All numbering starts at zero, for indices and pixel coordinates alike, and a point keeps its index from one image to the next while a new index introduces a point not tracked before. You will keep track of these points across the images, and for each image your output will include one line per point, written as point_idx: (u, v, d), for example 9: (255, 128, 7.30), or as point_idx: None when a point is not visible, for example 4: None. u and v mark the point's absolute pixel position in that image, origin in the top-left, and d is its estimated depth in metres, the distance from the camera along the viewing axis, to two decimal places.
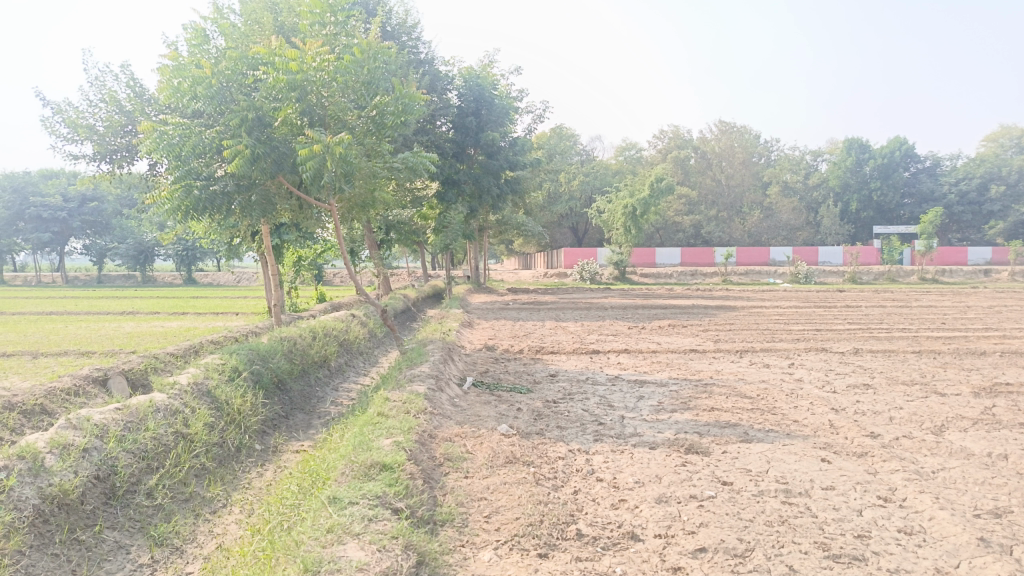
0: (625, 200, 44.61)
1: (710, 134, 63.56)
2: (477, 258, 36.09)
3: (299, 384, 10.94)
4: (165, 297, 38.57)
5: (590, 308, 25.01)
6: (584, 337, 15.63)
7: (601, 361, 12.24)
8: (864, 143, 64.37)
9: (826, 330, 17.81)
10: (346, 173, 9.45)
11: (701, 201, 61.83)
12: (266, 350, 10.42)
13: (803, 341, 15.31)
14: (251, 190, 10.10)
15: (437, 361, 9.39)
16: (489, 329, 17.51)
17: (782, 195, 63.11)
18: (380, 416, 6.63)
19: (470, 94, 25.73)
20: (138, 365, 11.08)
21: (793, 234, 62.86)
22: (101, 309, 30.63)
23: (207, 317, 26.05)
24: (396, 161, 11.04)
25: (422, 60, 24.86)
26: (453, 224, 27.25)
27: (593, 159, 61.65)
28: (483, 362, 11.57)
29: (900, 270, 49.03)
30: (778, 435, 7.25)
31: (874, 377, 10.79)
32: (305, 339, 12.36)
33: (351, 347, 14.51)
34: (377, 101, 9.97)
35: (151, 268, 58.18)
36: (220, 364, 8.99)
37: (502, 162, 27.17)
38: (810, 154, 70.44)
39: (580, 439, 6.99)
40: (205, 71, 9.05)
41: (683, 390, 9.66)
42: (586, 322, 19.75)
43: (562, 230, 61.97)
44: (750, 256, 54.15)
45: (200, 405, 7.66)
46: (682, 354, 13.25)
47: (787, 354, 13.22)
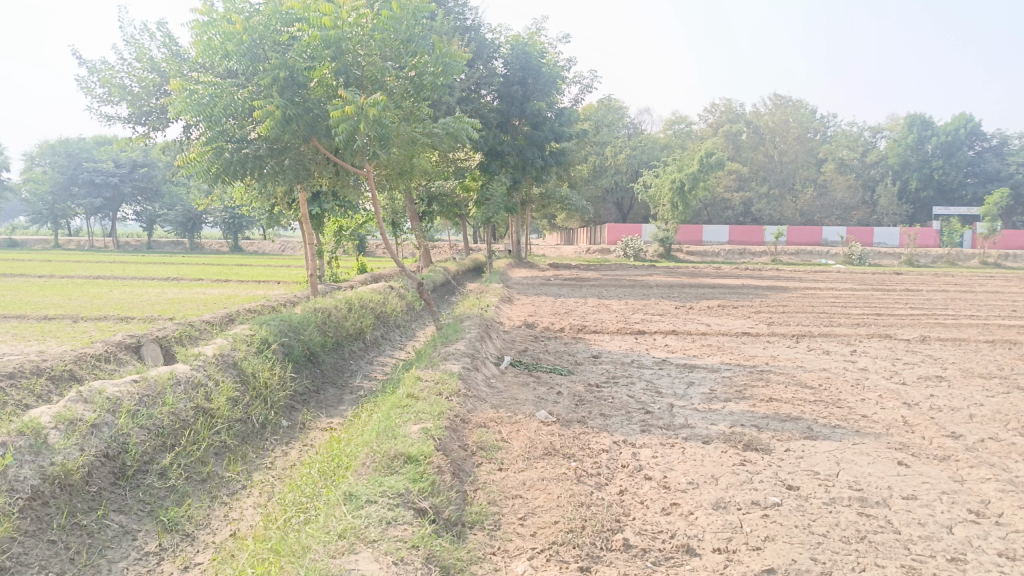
0: (673, 175, 43.42)
1: (764, 108, 61.52)
2: (519, 232, 35.50)
3: (332, 357, 10.58)
4: (211, 264, 39.05)
5: (634, 286, 24.27)
6: (629, 317, 14.96)
7: (647, 342, 11.59)
8: (927, 120, 61.52)
9: (888, 315, 16.76)
10: (382, 138, 8.91)
11: (752, 178, 59.95)
12: (299, 321, 10.06)
13: (864, 326, 14.38)
14: (283, 154, 9.65)
15: (474, 339, 8.88)
16: (530, 305, 16.97)
17: (836, 173, 60.80)
18: (409, 398, 6.15)
19: (516, 62, 24.85)
20: (173, 332, 10.85)
21: (848, 213, 60.64)
22: (148, 274, 31.02)
23: (249, 285, 26.10)
24: (436, 127, 10.48)
25: (468, 27, 24.11)
26: (496, 196, 25.24)
27: (640, 132, 60.21)
28: (522, 340, 11.03)
29: (960, 253, 46.82)
30: (846, 433, 6.56)
31: (946, 368, 9.92)
32: (340, 310, 11.98)
33: (388, 319, 14.13)
34: (416, 61, 9.38)
35: (198, 235, 59.14)
36: (249, 335, 8.66)
37: (548, 133, 26.62)
38: (868, 130, 67.64)
39: (624, 429, 6.41)
40: (237, 26, 8.53)
41: (737, 376, 8.99)
42: (630, 300, 19.05)
43: (606, 205, 60.90)
44: (801, 236, 52.38)
45: (224, 379, 7.32)
46: (733, 337, 12.50)
47: (847, 340, 12.36)
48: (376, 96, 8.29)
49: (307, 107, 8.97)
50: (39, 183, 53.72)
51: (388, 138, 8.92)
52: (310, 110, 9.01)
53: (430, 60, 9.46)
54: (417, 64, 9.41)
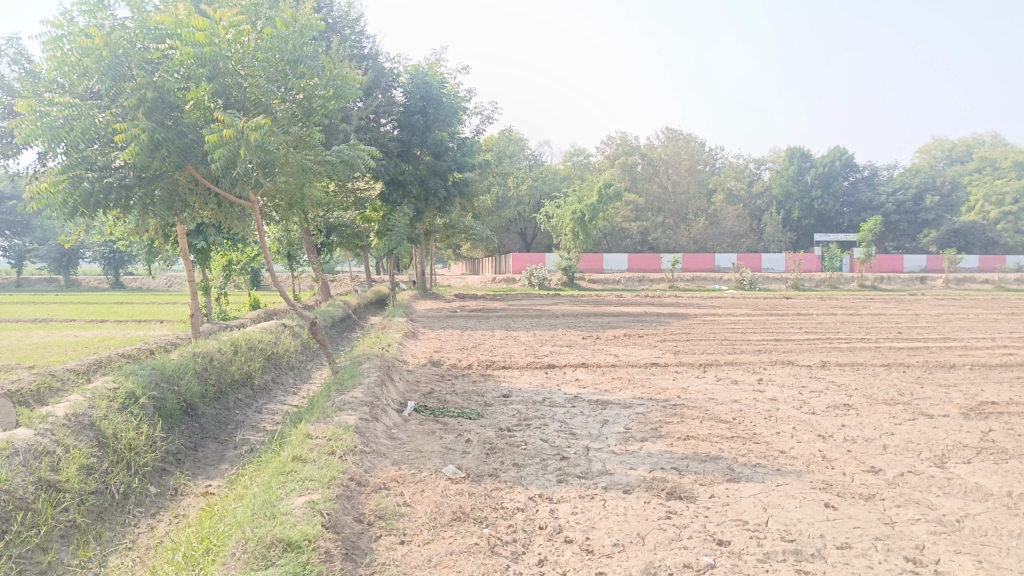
0: (574, 205, 43.98)
1: (657, 141, 63.79)
2: (423, 263, 34.79)
3: (213, 409, 9.56)
4: (87, 302, 36.13)
5: (540, 317, 24.00)
6: (537, 350, 14.55)
7: (558, 378, 11.16)
8: (806, 152, 65.52)
9: (785, 340, 17.16)
10: (266, 165, 8.13)
11: (649, 208, 61.81)
12: (173, 369, 9.04)
13: (766, 353, 14.54)
14: (153, 183, 8.67)
15: (373, 383, 8.14)
16: (434, 340, 16.28)
17: (726, 203, 63.60)
18: (296, 460, 5.40)
19: (416, 91, 24.42)
20: (29, 384, 9.47)
21: (738, 241, 63.43)
22: (12, 316, 28.25)
23: (129, 325, 24.12)
24: (329, 155, 9.81)
25: (366, 55, 23.52)
26: (399, 227, 24.42)
27: (541, 164, 61.01)
28: (427, 380, 10.36)
29: (841, 277, 49.69)
30: (768, 472, 6.28)
31: (850, 395, 9.98)
32: (225, 354, 10.96)
33: (280, 361, 13.14)
34: (304, 83, 8.70)
35: (75, 272, 54.93)
36: (113, 390, 7.62)
37: (450, 163, 26.23)
38: (753, 162, 71.35)
39: (540, 481, 5.86)
40: (96, 41, 7.58)
41: (652, 412, 8.67)
42: (537, 331, 18.72)
43: (509, 235, 61.10)
44: (697, 263, 54.21)
45: (78, 443, 6.28)
46: (642, 369, 12.26)
47: (752, 369, 12.38)
48: (259, 119, 7.53)
49: (180, 131, 8.09)
50: None
51: (272, 166, 8.14)
52: (184, 134, 8.13)
53: (319, 83, 8.82)
54: (306, 87, 8.75)
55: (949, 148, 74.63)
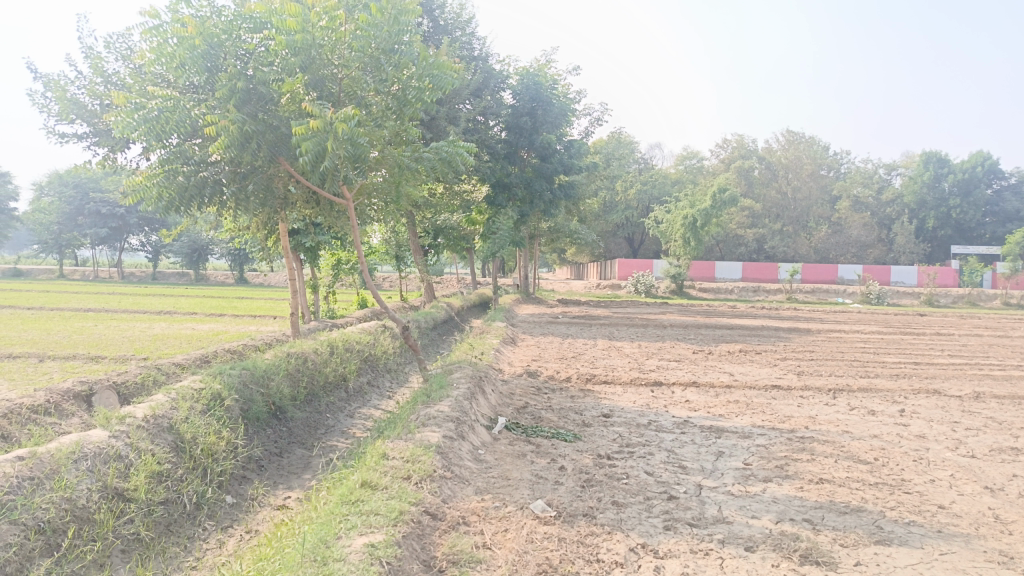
0: (685, 210, 42.24)
1: (777, 144, 60.60)
2: (527, 266, 34.26)
3: (303, 412, 9.26)
4: (210, 296, 37.89)
5: (647, 326, 22.85)
6: (642, 364, 13.55)
7: (665, 397, 10.14)
8: (944, 157, 60.36)
9: (925, 364, 15.28)
10: (355, 159, 7.68)
11: (765, 214, 58.78)
12: (264, 370, 8.79)
13: (905, 378, 12.91)
14: (246, 179, 8.44)
15: (462, 397, 7.48)
16: (534, 348, 15.58)
17: (852, 210, 59.50)
18: (367, 486, 4.83)
19: (526, 93, 23.96)
20: (135, 377, 9.40)
21: (864, 251, 59.18)
22: (142, 307, 29.91)
23: (244, 320, 24.90)
24: (427, 151, 9.31)
25: (475, 56, 23.18)
26: (502, 230, 24.19)
27: (652, 168, 59.29)
28: (523, 393, 9.64)
29: (982, 294, 45.26)
30: (926, 534, 5.13)
31: (1018, 436, 8.40)
32: (320, 355, 10.69)
33: (377, 364, 12.82)
34: (398, 74, 8.23)
35: (203, 267, 58.22)
36: (198, 391, 7.39)
37: (557, 165, 25.49)
38: (883, 168, 66.53)
39: (643, 526, 5.01)
40: (189, 30, 7.39)
41: (775, 446, 7.55)
42: (643, 342, 17.66)
43: (617, 240, 59.68)
44: (816, 274, 50.96)
45: (152, 447, 6.00)
46: (761, 391, 11.01)
47: (891, 397, 10.86)
48: (347, 110, 7.08)
49: (271, 123, 7.80)
50: (46, 213, 53.21)
51: (361, 161, 7.68)
52: (275, 127, 7.84)
53: (415, 73, 8.33)
54: (401, 77, 8.28)
55: None
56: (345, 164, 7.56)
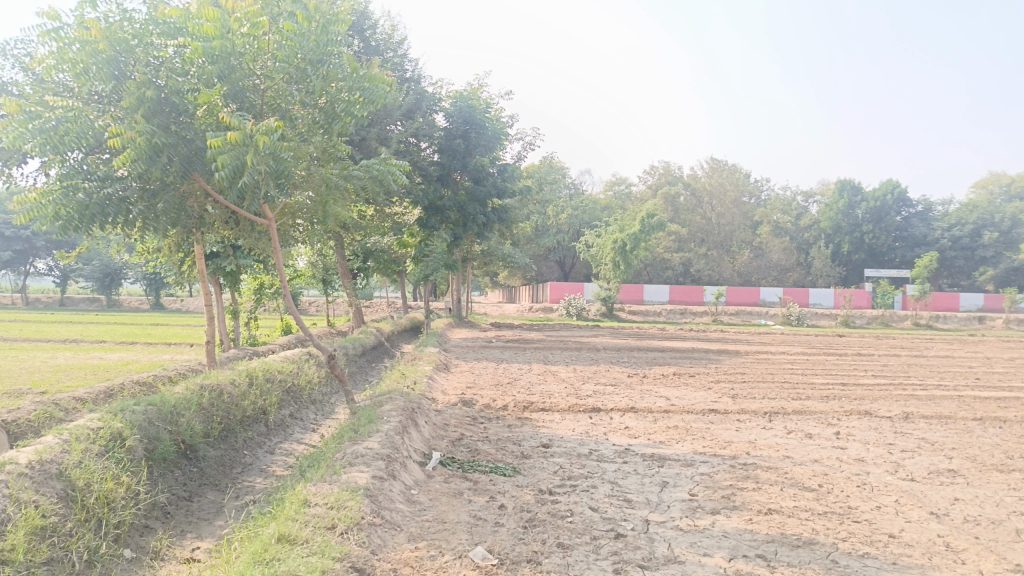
0: (615, 235, 42.75)
1: (701, 171, 62.39)
2: (459, 290, 33.80)
3: (217, 450, 8.54)
4: (122, 323, 35.80)
5: (581, 350, 22.70)
6: (578, 389, 13.28)
7: (604, 424, 9.86)
8: (856, 185, 63.37)
9: (852, 385, 15.58)
10: (277, 175, 7.12)
11: (691, 239, 60.26)
12: (173, 405, 8.06)
13: (835, 399, 13.05)
14: (155, 197, 7.74)
15: (393, 431, 6.98)
16: (468, 374, 15.12)
17: (773, 235, 61.64)
18: (285, 539, 4.29)
19: (459, 116, 23.70)
20: (28, 413, 8.47)
21: (784, 275, 61.31)
22: (46, 335, 27.89)
23: (158, 348, 23.51)
24: (357, 170, 8.83)
25: (407, 78, 22.84)
26: (436, 252, 23.37)
27: (582, 193, 60.02)
28: (457, 424, 9.18)
29: (894, 315, 47.39)
30: (881, 566, 4.94)
31: (952, 457, 8.46)
32: (238, 387, 9.96)
33: (301, 394, 12.12)
34: (326, 87, 7.75)
35: (117, 292, 55.20)
36: (95, 432, 6.63)
37: (490, 188, 25.24)
38: (801, 195, 69.39)
39: (592, 571, 4.63)
40: (92, 33, 6.71)
41: (719, 475, 7.33)
42: (578, 367, 17.46)
43: (548, 263, 59.89)
44: (740, 296, 52.40)
45: (35, 498, 5.26)
46: (699, 416, 10.87)
47: (825, 419, 10.90)
48: (269, 123, 6.54)
49: (185, 137, 7.18)
50: None
51: (285, 177, 7.12)
52: (189, 140, 7.22)
53: (344, 86, 7.87)
54: (329, 90, 7.81)
55: (1008, 183, 71.46)
56: (266, 180, 6.99)
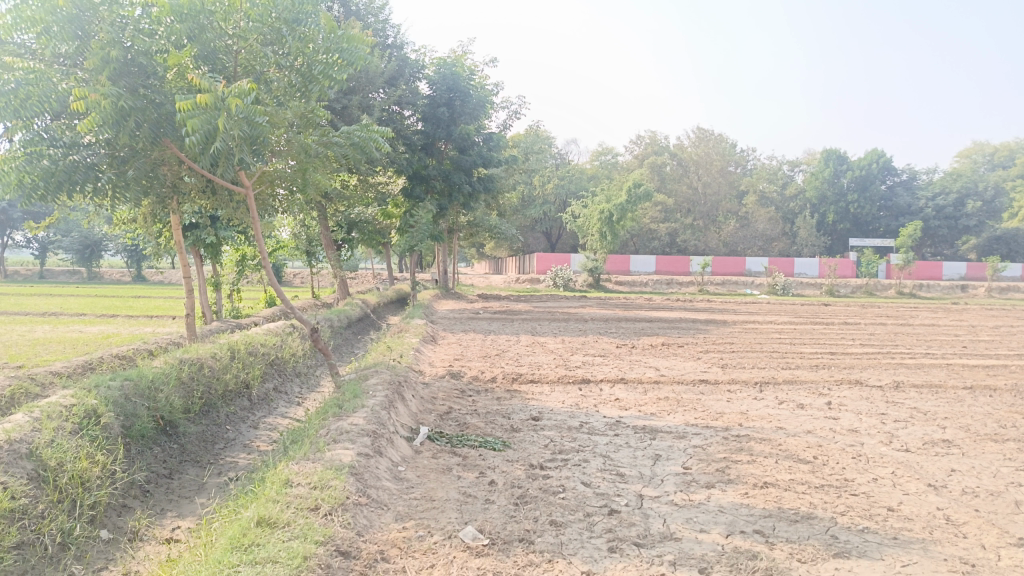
0: (602, 205, 42.47)
1: (687, 141, 62.05)
2: (445, 261, 33.50)
3: (198, 426, 8.30)
4: (103, 296, 35.25)
5: (568, 320, 22.58)
6: (567, 360, 13.12)
7: (594, 396, 9.72)
8: (842, 154, 63.29)
9: (839, 354, 15.55)
10: (252, 141, 6.80)
11: (677, 209, 60.12)
12: (150, 381, 7.80)
13: (825, 369, 12.98)
14: (125, 164, 7.41)
15: (379, 406, 6.76)
16: (456, 346, 14.93)
17: (759, 205, 61.59)
18: (265, 523, 4.08)
19: (443, 83, 23.20)
20: (2, 390, 8.18)
21: (769, 244, 61.42)
22: (24, 308, 27.37)
23: (140, 321, 23.12)
24: (338, 136, 8.51)
25: (389, 44, 22.27)
26: (421, 223, 23.02)
27: (568, 162, 59.56)
28: (445, 397, 8.99)
29: (878, 284, 47.65)
30: (881, 541, 4.82)
31: (945, 427, 8.39)
32: (220, 361, 9.70)
33: (285, 367, 11.88)
34: (302, 49, 7.41)
35: (98, 265, 54.38)
36: (68, 409, 6.36)
37: (476, 158, 24.83)
38: (787, 164, 69.30)
39: (586, 550, 4.47)
40: None
41: (713, 446, 7.19)
42: (565, 337, 17.32)
43: (534, 234, 59.57)
44: (726, 266, 52.47)
45: (3, 479, 5.01)
46: (690, 386, 10.75)
47: (816, 389, 10.82)
48: (241, 85, 6.22)
49: (153, 99, 6.84)
50: None
51: (259, 143, 6.80)
52: (158, 103, 6.88)
53: (322, 46, 7.49)
54: (306, 51, 7.44)
55: (992, 152, 71.70)
56: (240, 147, 6.68)
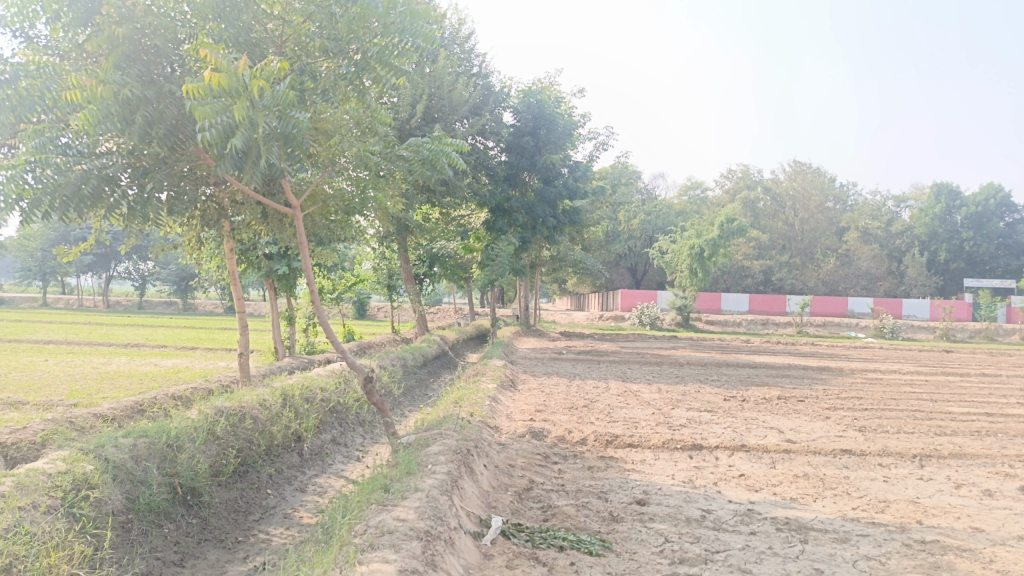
0: (692, 240, 40.24)
1: (782, 175, 58.99)
2: (527, 296, 31.92)
3: (229, 493, 6.90)
4: (190, 327, 35.43)
5: (661, 364, 20.54)
6: (668, 416, 11.18)
7: (711, 469, 7.79)
8: (955, 188, 58.40)
9: (996, 416, 12.89)
10: (287, 141, 5.63)
11: (772, 245, 56.75)
12: (174, 437, 6.52)
13: (988, 437, 10.54)
14: (144, 175, 6.25)
15: (438, 488, 5.13)
16: (537, 393, 13.27)
17: (861, 241, 57.48)
18: None
19: (528, 111, 22.03)
20: (31, 435, 7.11)
21: (874, 284, 57.03)
22: (112, 339, 27.46)
23: (216, 355, 22.47)
24: (402, 150, 7.17)
25: (473, 73, 21.16)
26: (502, 256, 21.18)
27: (655, 197, 57.54)
28: (525, 466, 7.29)
29: (1000, 328, 43.01)
30: None
31: None
32: (267, 411, 8.34)
33: (346, 415, 10.48)
34: (356, 41, 6.20)
35: (193, 297, 55.80)
36: (54, 477, 5.05)
37: (561, 189, 23.18)
38: (892, 199, 64.91)
39: None
40: None
41: (896, 562, 5.18)
42: (661, 386, 15.29)
43: (619, 271, 57.50)
44: (826, 306, 48.76)
45: None
46: (829, 459, 8.65)
47: (997, 469, 8.46)
48: (268, 64, 4.93)
49: (170, 91, 5.78)
50: None
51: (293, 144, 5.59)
52: (175, 96, 5.81)
53: (379, 27, 6.20)
54: (357, 34, 6.20)
55: None
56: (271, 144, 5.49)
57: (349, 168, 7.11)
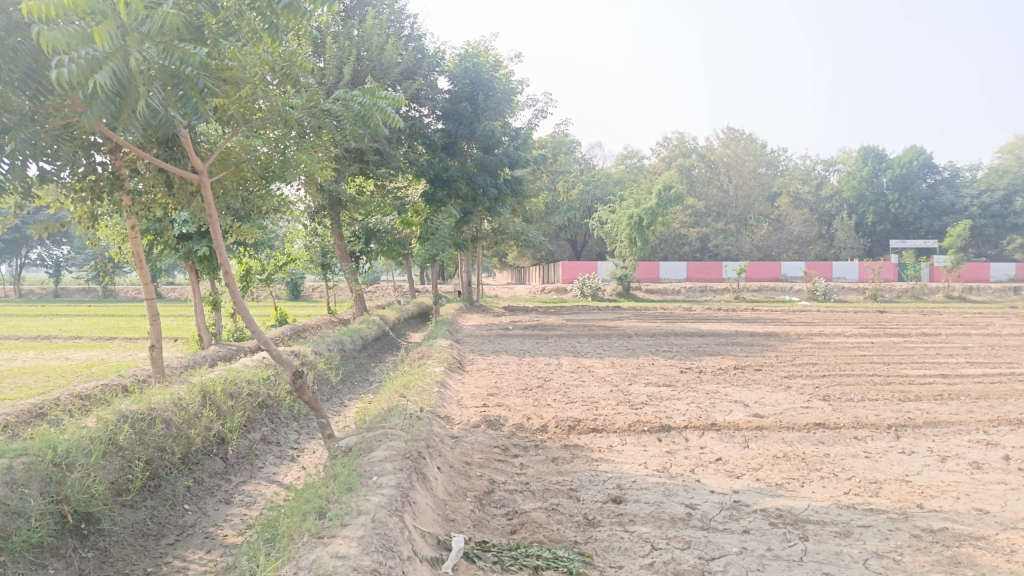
0: (630, 209, 39.88)
1: (717, 143, 59.44)
2: (469, 270, 31.02)
3: (135, 514, 5.84)
4: (109, 315, 33.13)
5: (609, 336, 20.04)
6: (627, 393, 10.53)
7: (685, 454, 7.13)
8: (881, 152, 59.87)
9: (952, 377, 12.72)
10: (172, 81, 4.69)
11: (708, 213, 57.22)
12: (62, 452, 5.43)
13: (951, 401, 10.25)
14: (4, 135, 5.04)
15: (384, 506, 4.25)
16: (487, 373, 12.45)
17: (792, 207, 58.52)
18: None
19: (464, 76, 20.93)
20: None
21: (806, 248, 58.23)
22: (20, 332, 25.29)
23: (136, 344, 20.83)
24: (329, 103, 6.12)
25: (405, 35, 19.90)
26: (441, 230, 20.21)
27: (593, 167, 57.15)
28: (482, 463, 6.46)
29: (925, 287, 44.50)
30: None
31: None
32: (183, 413, 7.24)
33: (278, 409, 9.43)
34: None
35: (113, 282, 52.66)
36: None
37: (502, 157, 22.10)
38: (822, 164, 66.41)
39: None
40: None
41: (911, 558, 4.59)
42: (613, 359, 14.69)
43: (558, 242, 57.10)
44: (760, 271, 49.49)
45: None
46: (804, 434, 8.12)
47: (974, 437, 8.07)
48: None
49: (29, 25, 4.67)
50: None
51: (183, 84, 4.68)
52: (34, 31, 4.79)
53: None
54: None
55: None
56: (153, 84, 4.59)
57: (265, 122, 6.06)
